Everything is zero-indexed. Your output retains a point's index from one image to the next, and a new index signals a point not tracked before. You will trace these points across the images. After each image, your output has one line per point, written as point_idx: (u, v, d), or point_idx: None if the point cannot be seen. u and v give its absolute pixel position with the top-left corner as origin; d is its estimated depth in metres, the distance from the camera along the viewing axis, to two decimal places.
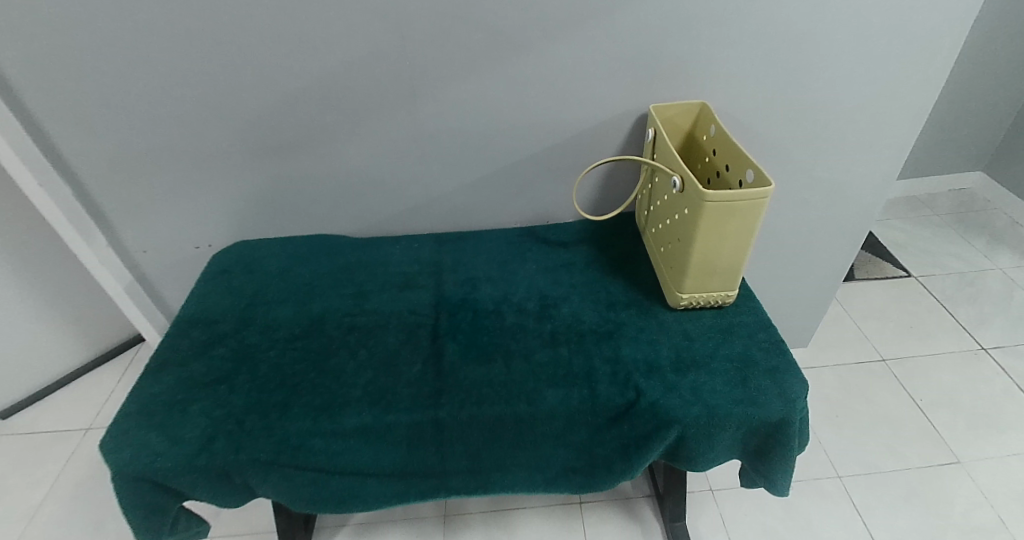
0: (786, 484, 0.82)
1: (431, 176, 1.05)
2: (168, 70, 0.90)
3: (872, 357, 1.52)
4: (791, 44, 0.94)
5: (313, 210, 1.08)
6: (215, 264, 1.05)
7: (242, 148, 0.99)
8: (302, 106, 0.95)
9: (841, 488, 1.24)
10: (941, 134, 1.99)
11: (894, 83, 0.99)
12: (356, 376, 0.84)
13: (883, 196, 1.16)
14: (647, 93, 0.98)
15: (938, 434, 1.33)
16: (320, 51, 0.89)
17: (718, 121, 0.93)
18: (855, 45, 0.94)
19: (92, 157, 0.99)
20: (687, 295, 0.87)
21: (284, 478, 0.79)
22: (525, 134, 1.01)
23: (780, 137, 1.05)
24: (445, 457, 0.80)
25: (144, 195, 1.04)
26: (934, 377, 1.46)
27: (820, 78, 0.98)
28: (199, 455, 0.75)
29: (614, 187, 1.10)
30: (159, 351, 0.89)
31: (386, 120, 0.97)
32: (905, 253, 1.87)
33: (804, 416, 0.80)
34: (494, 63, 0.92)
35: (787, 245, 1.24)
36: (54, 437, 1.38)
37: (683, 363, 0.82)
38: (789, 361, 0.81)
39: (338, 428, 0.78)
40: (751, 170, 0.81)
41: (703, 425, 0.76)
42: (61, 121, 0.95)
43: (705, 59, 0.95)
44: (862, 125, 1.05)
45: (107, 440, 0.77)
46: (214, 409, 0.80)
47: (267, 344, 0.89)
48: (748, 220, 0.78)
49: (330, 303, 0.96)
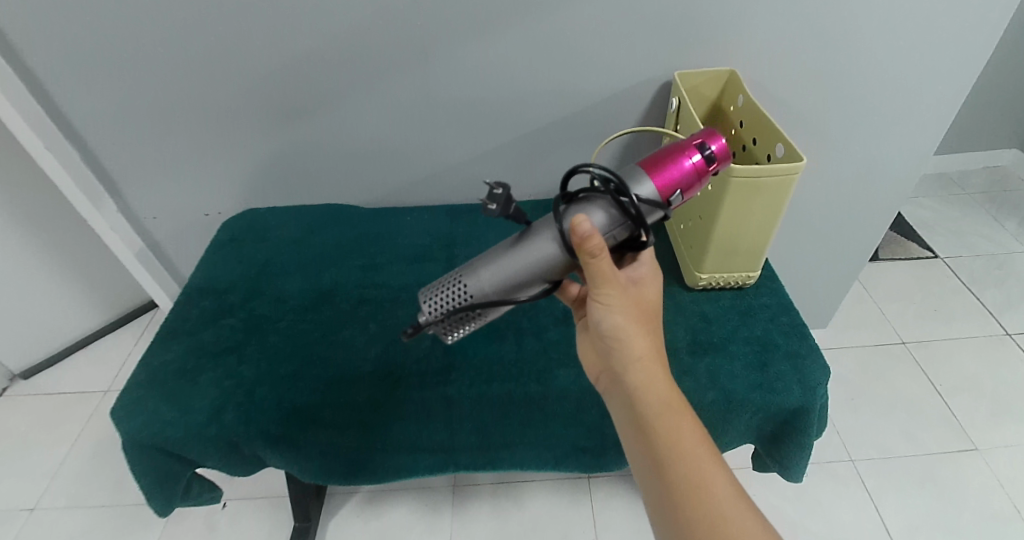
0: (801, 472, 0.79)
1: (445, 145, 1.02)
2: (170, 31, 0.86)
3: (892, 339, 1.48)
4: (829, 6, 0.87)
5: (324, 178, 1.06)
6: (225, 231, 1.03)
7: (250, 111, 0.96)
8: (310, 70, 0.92)
9: (854, 472, 1.22)
10: (975, 107, 1.90)
11: (937, 53, 0.93)
12: (366, 350, 0.83)
13: (914, 174, 1.11)
14: (671, 61, 0.93)
15: (957, 421, 1.30)
16: (328, 11, 0.85)
17: (747, 90, 0.88)
18: (897, 13, 0.89)
19: (98, 121, 0.97)
20: (706, 275, 0.84)
21: (292, 449, 0.78)
22: (543, 103, 0.97)
23: (810, 109, 1.00)
24: (454, 433, 0.77)
25: (153, 162, 1.03)
26: (956, 361, 1.43)
27: (858, 47, 0.92)
28: (209, 426, 0.75)
29: (633, 158, 1.06)
30: (169, 319, 0.89)
31: (398, 85, 0.94)
32: (932, 233, 1.81)
33: (825, 404, 0.77)
34: (511, 25, 0.88)
35: (811, 222, 1.20)
36: (74, 398, 1.41)
37: (700, 345, 0.80)
38: (812, 345, 0.79)
39: (347, 402, 0.77)
40: (782, 143, 0.77)
41: (719, 410, 0.74)
42: (66, 81, 0.92)
43: (735, 25, 0.89)
44: (899, 97, 0.99)
45: (118, 408, 0.76)
46: (224, 379, 0.80)
47: (276, 316, 0.88)
48: (776, 197, 0.74)
49: (340, 275, 0.95)
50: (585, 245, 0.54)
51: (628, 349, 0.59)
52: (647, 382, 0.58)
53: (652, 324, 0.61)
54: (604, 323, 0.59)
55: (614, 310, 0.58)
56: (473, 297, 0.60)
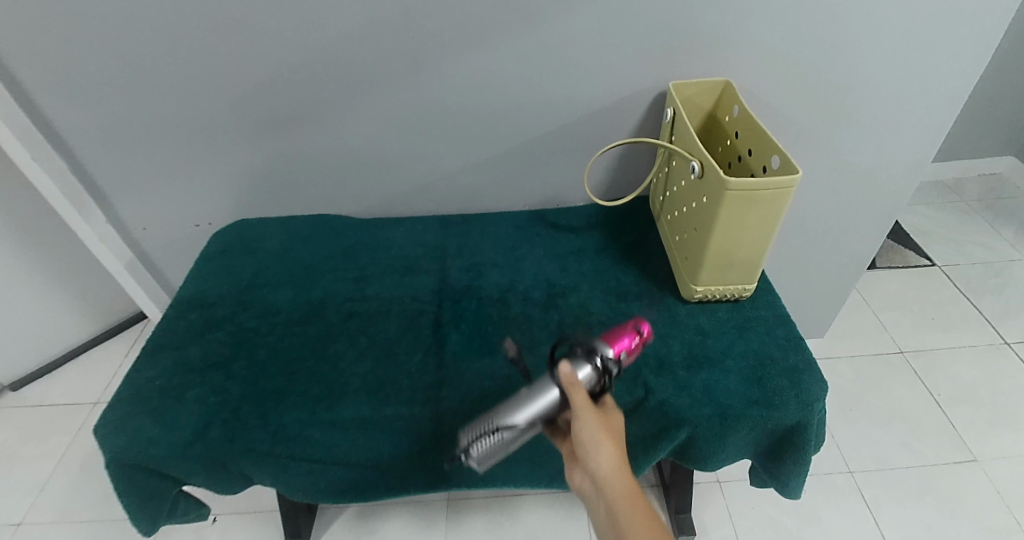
0: (799, 488, 0.78)
1: (438, 156, 1.01)
2: (159, 42, 0.85)
3: (890, 349, 1.47)
4: (824, 17, 0.87)
5: (316, 189, 1.05)
6: (215, 243, 1.02)
7: (240, 122, 0.95)
8: (301, 81, 0.91)
9: (853, 484, 1.21)
10: (971, 116, 1.90)
11: (933, 64, 0.93)
12: (355, 365, 0.81)
13: (911, 184, 1.10)
14: (666, 71, 0.92)
15: (956, 432, 1.29)
16: (319, 22, 0.84)
17: (742, 101, 0.87)
18: (893, 24, 0.88)
19: (87, 133, 0.96)
20: (702, 288, 0.83)
21: (279, 468, 0.76)
22: (536, 113, 0.96)
23: (806, 119, 0.99)
24: (446, 450, 0.76)
25: (143, 173, 1.01)
26: (954, 371, 1.41)
27: (853, 58, 0.91)
28: (194, 444, 0.73)
29: (628, 169, 1.05)
30: (156, 333, 0.87)
31: (391, 96, 0.93)
32: (929, 241, 1.80)
33: (823, 419, 0.76)
34: (504, 35, 0.87)
35: (808, 232, 1.19)
36: (63, 410, 1.39)
37: (695, 360, 0.79)
38: (809, 359, 0.77)
39: (335, 420, 0.76)
40: (777, 155, 0.76)
41: (715, 427, 0.72)
42: (53, 92, 0.90)
43: (730, 35, 0.89)
44: (896, 108, 0.98)
45: (101, 425, 0.75)
46: (210, 396, 0.78)
47: (264, 330, 0.87)
48: (772, 210, 0.73)
49: (330, 288, 0.93)
50: (568, 385, 0.63)
51: (597, 457, 0.61)
52: (615, 489, 0.60)
53: (621, 435, 0.64)
54: (573, 433, 0.63)
55: (586, 422, 0.61)
56: (504, 429, 0.62)
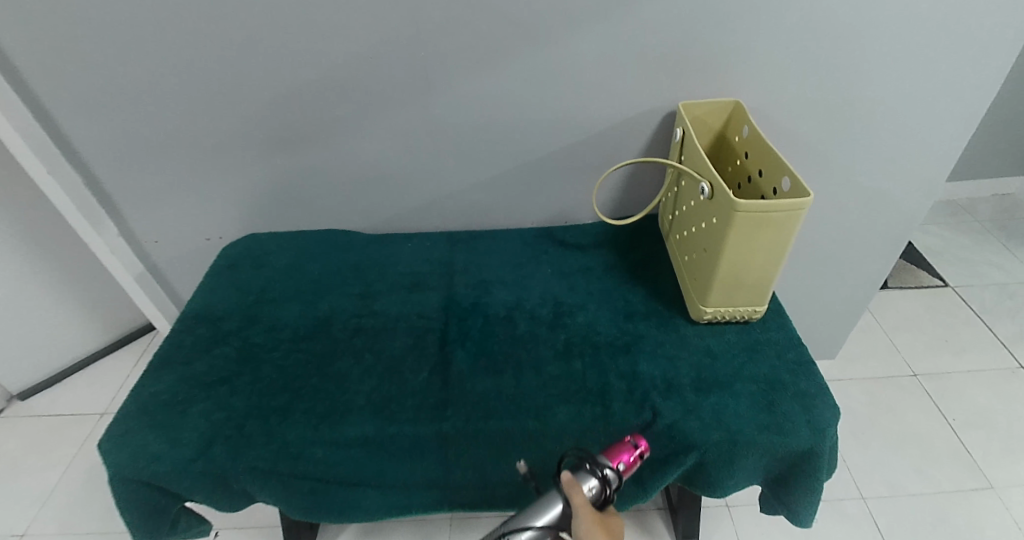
0: (810, 515, 0.76)
1: (447, 173, 1.01)
2: (173, 59, 0.86)
3: (903, 371, 1.44)
4: (834, 38, 0.87)
5: (325, 204, 1.05)
6: (224, 257, 1.02)
7: (251, 138, 0.96)
8: (312, 98, 0.91)
9: (865, 510, 1.18)
10: (983, 136, 1.89)
11: (945, 85, 0.92)
12: (359, 382, 0.81)
13: (923, 205, 1.09)
14: (676, 90, 0.92)
15: (970, 457, 1.26)
16: (331, 40, 0.85)
17: (752, 121, 0.87)
18: (904, 47, 0.88)
19: (101, 146, 0.97)
20: (711, 309, 0.82)
21: (281, 486, 0.76)
22: (545, 131, 0.96)
23: (817, 140, 0.99)
24: (449, 469, 0.75)
25: (155, 186, 1.02)
26: (968, 395, 1.39)
27: (864, 79, 0.91)
28: (197, 460, 0.73)
29: (637, 188, 1.05)
30: (163, 347, 0.87)
31: (400, 112, 0.93)
32: (941, 262, 1.78)
33: (834, 445, 0.74)
34: (515, 54, 0.87)
35: (819, 252, 1.18)
36: (70, 421, 1.39)
37: (704, 383, 0.78)
38: (820, 384, 0.76)
39: (339, 437, 0.75)
40: (787, 177, 0.75)
41: (724, 452, 0.71)
42: (69, 107, 0.92)
43: (739, 56, 0.89)
44: (907, 129, 0.98)
45: (106, 439, 0.75)
46: (215, 411, 0.78)
47: (270, 345, 0.87)
48: (782, 232, 0.72)
49: (337, 303, 0.93)
50: (570, 492, 0.60)
51: None
52: None
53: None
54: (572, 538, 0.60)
55: (588, 525, 0.59)
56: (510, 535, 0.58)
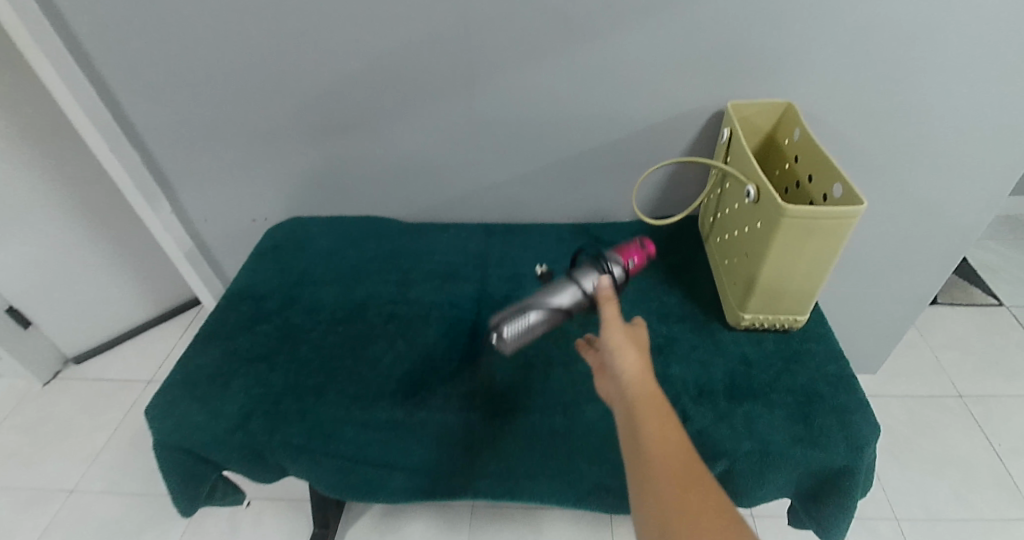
0: (841, 533, 0.74)
1: (487, 165, 1.02)
2: (229, 45, 0.89)
3: (948, 391, 1.38)
4: (896, 42, 0.83)
5: (366, 191, 1.07)
6: (269, 238, 1.05)
7: (299, 124, 0.98)
8: (358, 87, 0.93)
9: (898, 532, 1.14)
10: None
11: (1014, 95, 0.87)
12: (392, 368, 0.82)
13: (982, 219, 1.04)
14: (725, 91, 0.90)
15: (1017, 487, 1.20)
16: (380, 30, 0.86)
17: (804, 124, 0.84)
18: (971, 53, 0.84)
19: (159, 127, 1.01)
20: (750, 316, 0.81)
21: (312, 463, 0.78)
22: (588, 128, 0.95)
23: (871, 147, 0.95)
24: (473, 461, 0.75)
25: (207, 167, 1.06)
26: (1019, 421, 1.32)
27: (926, 85, 0.87)
28: (235, 432, 0.76)
29: (678, 188, 1.03)
30: (208, 321, 0.91)
31: (444, 104, 0.94)
32: (998, 280, 1.69)
33: (871, 463, 0.72)
34: (561, 50, 0.87)
35: (866, 263, 1.14)
36: (119, 386, 1.46)
37: (738, 391, 0.76)
38: (860, 400, 0.74)
39: (370, 421, 0.77)
40: (839, 184, 0.72)
41: (755, 463, 0.70)
42: (131, 88, 0.96)
43: (793, 57, 0.86)
44: (970, 139, 0.93)
45: (152, 406, 0.78)
46: (254, 387, 0.80)
47: (309, 326, 0.89)
48: (830, 241, 0.70)
49: (374, 289, 0.95)
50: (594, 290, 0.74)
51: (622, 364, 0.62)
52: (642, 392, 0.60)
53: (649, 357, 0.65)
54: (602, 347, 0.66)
55: (612, 331, 0.65)
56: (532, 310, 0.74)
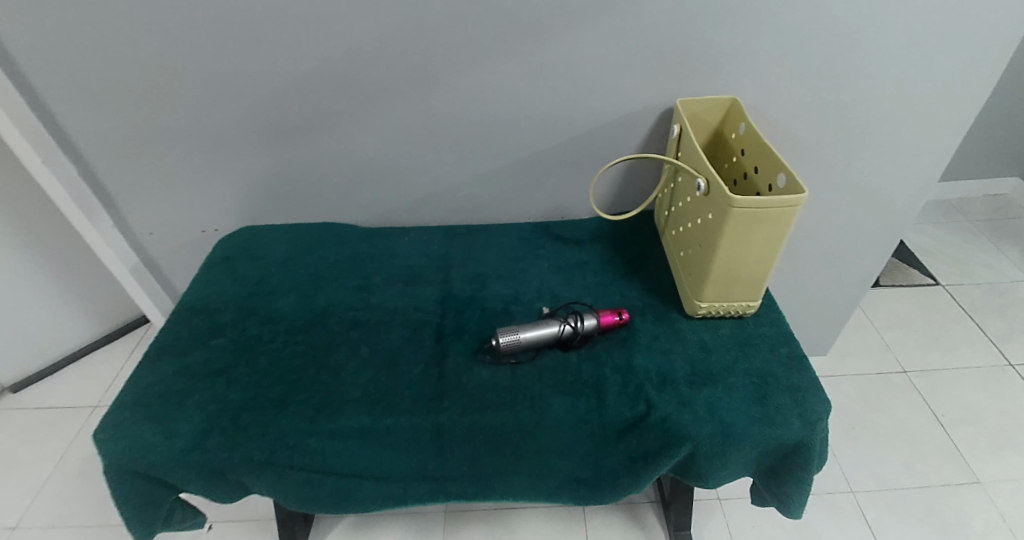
0: (801, 507, 0.77)
1: (445, 167, 1.01)
2: (170, 50, 0.86)
3: (893, 368, 1.46)
4: (832, 37, 0.87)
5: (322, 197, 1.05)
6: (220, 250, 1.02)
7: (248, 130, 0.95)
8: (309, 91, 0.91)
9: (855, 504, 1.19)
10: (976, 136, 1.90)
11: (938, 85, 0.93)
12: (356, 375, 0.81)
13: (916, 202, 1.10)
14: (674, 87, 0.93)
15: (959, 454, 1.28)
16: (329, 32, 0.85)
17: (748, 118, 0.87)
18: (900, 45, 0.89)
19: (97, 137, 0.96)
20: (706, 304, 0.83)
21: (275, 477, 0.76)
22: (543, 126, 0.96)
23: (812, 137, 0.99)
24: (445, 461, 0.76)
25: (151, 178, 1.02)
26: (958, 392, 1.40)
27: (860, 77, 0.92)
28: (192, 450, 0.73)
29: (633, 184, 1.05)
30: (159, 338, 0.87)
31: (399, 106, 0.93)
32: (933, 261, 1.80)
33: (825, 437, 0.75)
34: (514, 50, 0.87)
35: (813, 249, 1.19)
36: (63, 413, 1.38)
37: (698, 377, 0.78)
38: (812, 378, 0.77)
39: (335, 429, 0.75)
40: (783, 174, 0.76)
41: (717, 444, 0.72)
42: (65, 97, 0.91)
43: (737, 53, 0.89)
44: (902, 127, 0.98)
45: (101, 429, 0.75)
46: (211, 403, 0.78)
47: (267, 337, 0.87)
48: (777, 228, 0.73)
49: (334, 297, 0.93)
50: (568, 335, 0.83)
51: None
52: None
53: None
54: None
55: None
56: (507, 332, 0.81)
